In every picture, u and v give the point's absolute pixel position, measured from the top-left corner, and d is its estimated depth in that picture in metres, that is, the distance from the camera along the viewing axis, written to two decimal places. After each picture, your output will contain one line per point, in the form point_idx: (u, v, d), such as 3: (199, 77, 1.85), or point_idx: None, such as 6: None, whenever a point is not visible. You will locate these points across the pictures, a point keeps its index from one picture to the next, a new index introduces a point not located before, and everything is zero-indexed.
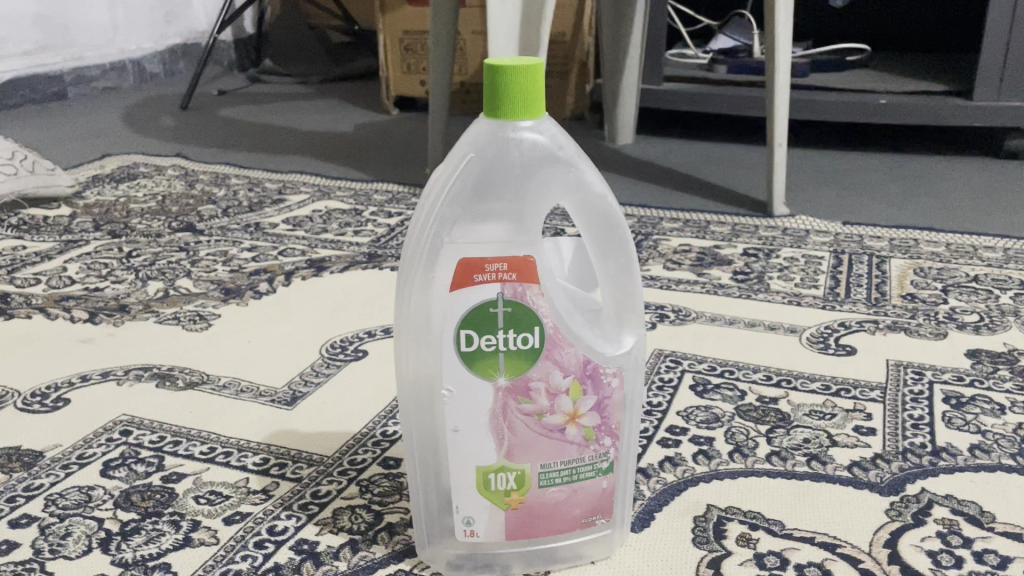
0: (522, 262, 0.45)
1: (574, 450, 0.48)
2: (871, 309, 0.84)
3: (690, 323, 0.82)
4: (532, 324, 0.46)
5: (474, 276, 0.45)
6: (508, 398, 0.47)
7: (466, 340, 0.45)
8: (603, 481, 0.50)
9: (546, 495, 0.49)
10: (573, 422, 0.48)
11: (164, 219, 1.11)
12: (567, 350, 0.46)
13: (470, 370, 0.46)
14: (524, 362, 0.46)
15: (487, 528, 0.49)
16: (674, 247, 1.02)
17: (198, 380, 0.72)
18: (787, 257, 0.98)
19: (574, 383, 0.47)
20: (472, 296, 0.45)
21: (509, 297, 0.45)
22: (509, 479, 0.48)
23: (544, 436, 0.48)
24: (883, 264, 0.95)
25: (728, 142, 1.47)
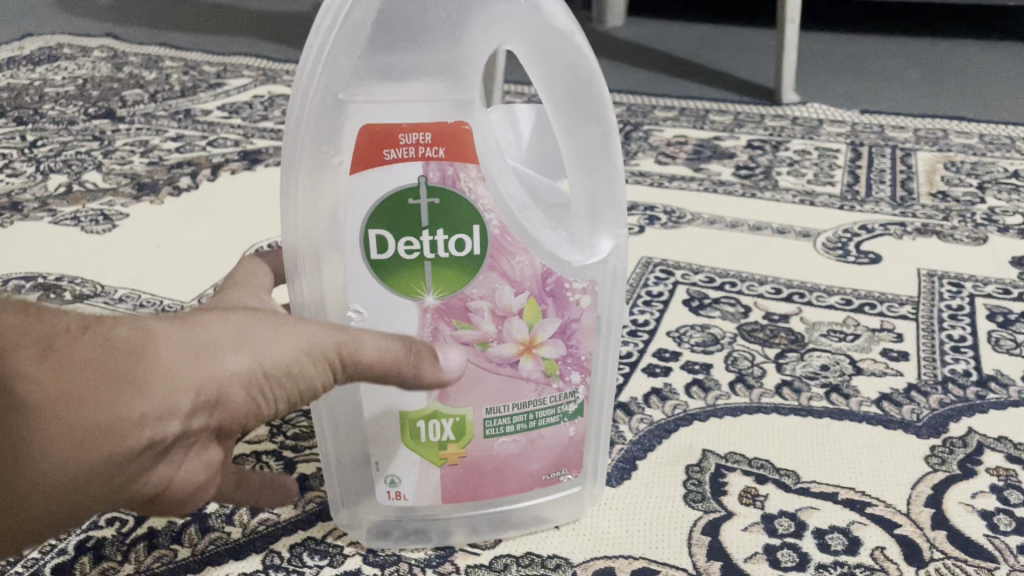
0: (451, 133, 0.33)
1: (532, 387, 0.37)
2: (896, 210, 0.72)
3: (686, 227, 0.70)
4: (469, 222, 0.34)
5: (384, 152, 0.32)
6: (439, 321, 0.35)
7: (380, 242, 0.33)
8: (571, 428, 0.38)
9: (492, 448, 0.38)
10: (529, 354, 0.36)
11: (82, 104, 0.97)
12: (519, 258, 0.35)
13: (385, 284, 0.34)
14: (460, 273, 0.34)
15: (416, 487, 0.38)
16: (667, 139, 0.88)
17: (89, 293, 0.60)
18: (798, 150, 0.85)
19: (529, 302, 0.35)
20: (384, 180, 0.33)
21: (434, 182, 0.33)
22: (444, 427, 0.37)
23: (490, 371, 0.36)
24: (909, 157, 0.82)
25: (729, 24, 1.31)
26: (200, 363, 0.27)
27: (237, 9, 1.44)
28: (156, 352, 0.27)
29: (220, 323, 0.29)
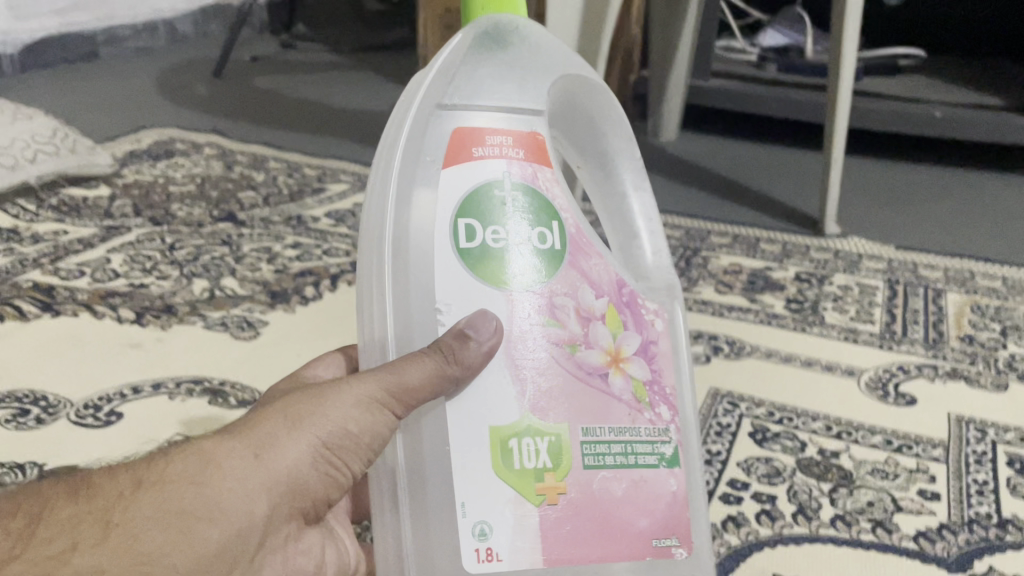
0: (530, 140, 0.46)
1: (624, 402, 0.43)
2: (929, 351, 0.83)
3: (746, 359, 0.81)
4: (548, 221, 0.45)
5: (472, 154, 0.44)
6: (530, 316, 0.42)
7: (470, 235, 0.42)
8: (669, 474, 0.43)
9: (592, 484, 0.41)
10: (615, 366, 0.43)
11: (204, 205, 1.10)
12: (594, 264, 0.45)
13: (477, 277, 0.42)
14: (545, 272, 0.43)
15: (511, 541, 0.38)
16: (724, 267, 1.00)
17: (250, 399, 0.71)
18: (841, 285, 0.96)
19: (607, 309, 0.44)
20: (478, 178, 0.44)
21: (517, 178, 0.45)
22: (540, 448, 0.40)
23: (583, 377, 0.42)
24: (939, 298, 0.93)
25: (775, 146, 1.44)
26: (268, 467, 0.35)
27: (323, 104, 1.58)
28: (216, 482, 0.34)
29: (266, 426, 0.36)
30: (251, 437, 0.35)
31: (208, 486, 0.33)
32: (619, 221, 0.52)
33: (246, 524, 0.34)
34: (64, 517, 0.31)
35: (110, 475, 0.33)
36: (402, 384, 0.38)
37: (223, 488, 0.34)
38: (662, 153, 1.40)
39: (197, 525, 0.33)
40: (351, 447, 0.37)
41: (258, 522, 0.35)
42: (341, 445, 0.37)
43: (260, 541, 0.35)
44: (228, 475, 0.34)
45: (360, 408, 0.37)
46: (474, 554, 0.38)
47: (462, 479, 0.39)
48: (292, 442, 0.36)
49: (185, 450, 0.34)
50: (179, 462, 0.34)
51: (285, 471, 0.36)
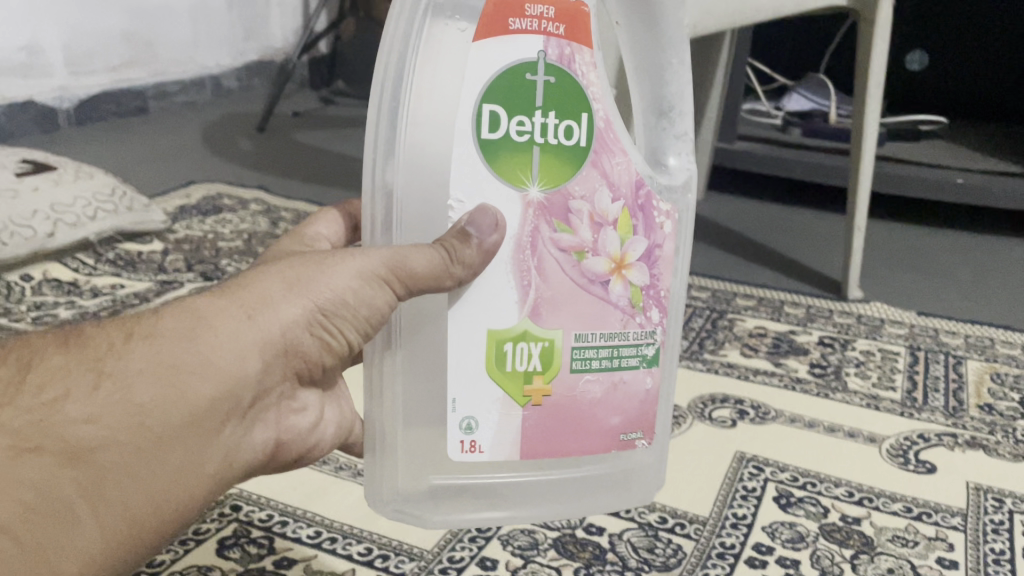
0: (571, 16, 0.48)
1: (617, 305, 0.50)
2: (949, 420, 0.85)
3: (771, 423, 0.84)
4: (577, 112, 0.48)
5: (508, 24, 0.46)
6: (541, 218, 0.47)
7: (493, 122, 0.46)
8: (645, 377, 0.51)
9: (572, 386, 0.49)
10: (618, 274, 0.49)
11: (252, 261, 1.15)
12: (617, 159, 0.49)
13: (496, 170, 0.46)
14: (563, 164, 0.47)
15: (494, 436, 0.48)
16: (750, 330, 1.04)
17: None
18: (864, 350, 0.99)
19: (622, 212, 0.49)
20: (507, 58, 0.46)
21: (552, 60, 0.47)
22: (533, 352, 0.48)
23: (582, 285, 0.49)
24: (960, 366, 0.96)
25: (799, 208, 1.48)
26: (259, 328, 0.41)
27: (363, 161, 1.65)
28: (209, 340, 0.40)
29: (266, 288, 0.42)
30: (250, 299, 0.42)
31: (200, 340, 0.40)
32: (650, 94, 0.52)
33: (233, 381, 0.41)
34: (70, 365, 0.38)
35: (121, 326, 0.40)
36: (404, 267, 0.43)
37: (215, 342, 0.40)
38: None
39: (184, 377, 0.39)
40: (343, 315, 0.43)
41: (250, 375, 0.41)
42: (333, 314, 0.43)
43: (251, 393, 0.42)
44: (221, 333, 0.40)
45: (355, 277, 0.43)
46: (460, 444, 0.48)
47: (456, 381, 0.47)
48: (286, 306, 0.42)
49: (190, 306, 0.41)
50: (179, 316, 0.40)
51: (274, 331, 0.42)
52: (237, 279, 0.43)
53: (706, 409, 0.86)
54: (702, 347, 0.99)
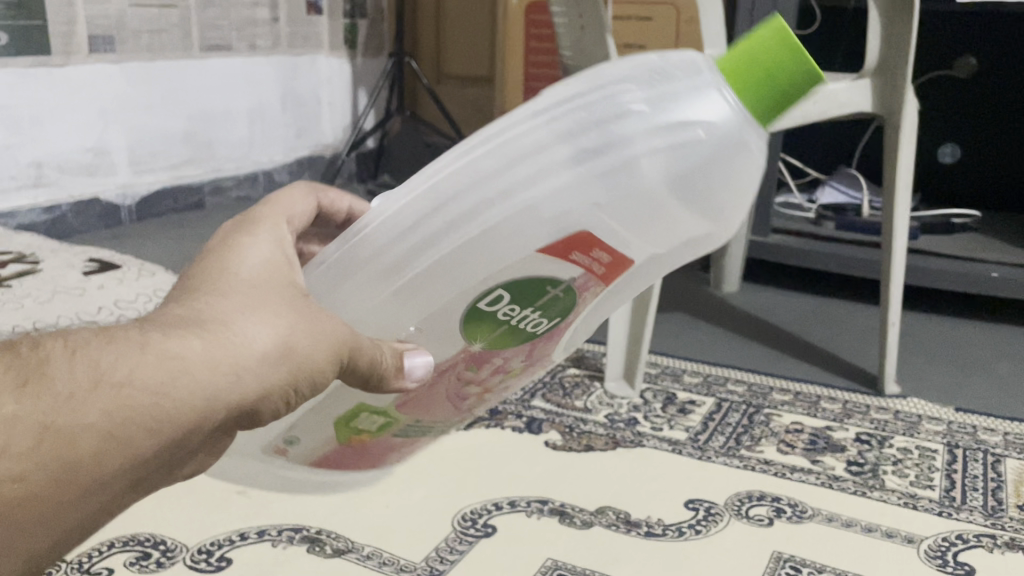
0: (617, 265, 0.49)
1: (463, 411, 0.56)
2: (988, 520, 0.85)
3: (807, 522, 0.85)
4: (555, 316, 0.50)
5: (574, 253, 0.47)
6: (462, 360, 0.51)
7: (492, 299, 0.48)
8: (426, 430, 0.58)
9: (385, 441, 0.57)
10: (486, 393, 0.55)
11: None
12: (548, 343, 0.53)
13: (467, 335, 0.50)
14: (510, 342, 0.51)
15: (307, 450, 0.57)
16: (786, 425, 1.05)
17: (345, 548, 0.78)
18: (902, 448, 1.00)
19: (519, 368, 0.54)
20: (549, 267, 0.47)
21: (574, 286, 0.48)
22: (376, 422, 0.55)
23: (451, 398, 0.54)
24: (998, 464, 0.96)
25: (834, 300, 1.50)
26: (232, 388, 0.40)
27: None
28: (192, 394, 0.39)
29: (250, 338, 0.42)
30: (226, 348, 0.40)
31: (187, 388, 0.38)
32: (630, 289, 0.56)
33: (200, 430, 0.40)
34: (20, 412, 0.35)
35: (89, 354, 0.37)
36: (355, 347, 0.45)
37: (181, 402, 0.38)
38: (724, 304, 1.47)
39: (140, 436, 0.37)
40: (304, 380, 0.44)
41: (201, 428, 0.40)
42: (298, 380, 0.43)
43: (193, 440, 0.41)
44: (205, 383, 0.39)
45: (325, 356, 0.44)
46: (275, 445, 0.56)
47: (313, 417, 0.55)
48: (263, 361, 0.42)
49: (171, 353, 0.39)
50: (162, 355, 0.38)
51: (252, 383, 0.41)
52: (223, 315, 0.42)
53: (743, 507, 0.87)
54: (739, 443, 1.00)
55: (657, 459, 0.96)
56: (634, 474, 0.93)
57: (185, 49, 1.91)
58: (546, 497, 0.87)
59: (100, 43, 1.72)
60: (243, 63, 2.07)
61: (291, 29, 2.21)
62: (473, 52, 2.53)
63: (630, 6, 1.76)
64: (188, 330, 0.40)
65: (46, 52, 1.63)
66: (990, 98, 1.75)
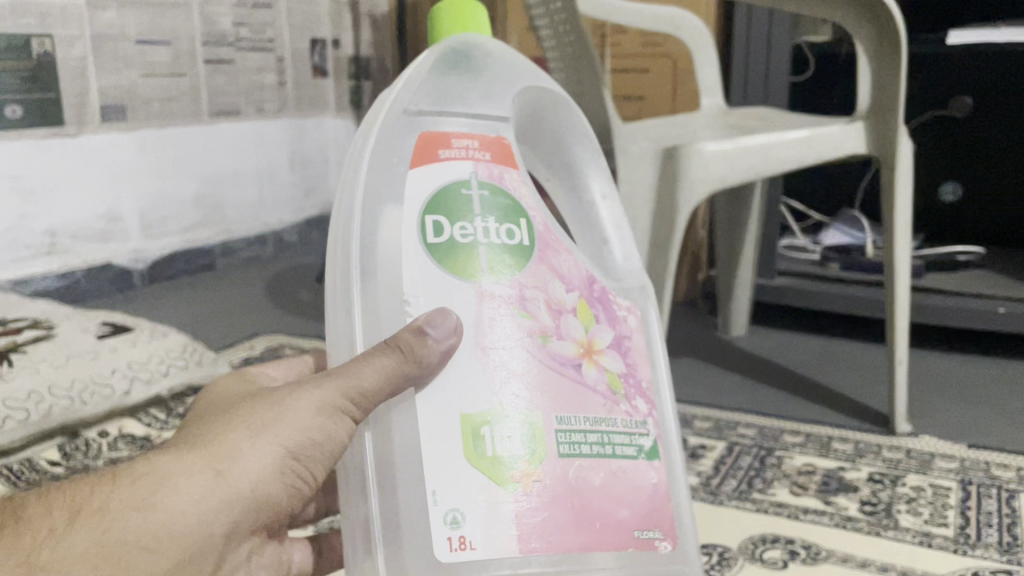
0: (495, 149, 0.55)
1: (599, 394, 0.51)
2: (1004, 556, 0.85)
3: (823, 564, 0.84)
4: (518, 218, 0.53)
5: (438, 151, 0.53)
6: (489, 299, 0.50)
7: (438, 227, 0.50)
8: (643, 471, 0.51)
9: (572, 470, 0.48)
10: (588, 358, 0.52)
11: None
12: (562, 258, 0.54)
13: (441, 264, 0.50)
14: (504, 260, 0.51)
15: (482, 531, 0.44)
16: (797, 467, 1.05)
17: None
18: (914, 486, 0.99)
19: (578, 303, 0.53)
20: (442, 172, 0.52)
21: (483, 178, 0.53)
22: (499, 436, 0.47)
23: (562, 371, 0.50)
24: (1013, 499, 0.95)
25: (842, 341, 1.50)
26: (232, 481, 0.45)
27: None
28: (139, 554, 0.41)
29: (189, 493, 0.43)
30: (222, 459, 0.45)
31: (152, 555, 0.42)
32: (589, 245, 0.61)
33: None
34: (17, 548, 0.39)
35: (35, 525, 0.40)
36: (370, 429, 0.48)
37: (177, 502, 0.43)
38: (732, 348, 1.48)
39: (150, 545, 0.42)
40: (313, 459, 0.47)
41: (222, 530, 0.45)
42: (306, 458, 0.47)
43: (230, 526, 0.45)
44: (162, 546, 0.42)
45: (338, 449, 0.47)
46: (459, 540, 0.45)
47: (430, 469, 0.45)
48: (226, 500, 0.45)
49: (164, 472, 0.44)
50: (111, 540, 0.41)
51: (218, 517, 0.44)
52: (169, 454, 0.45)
53: (757, 551, 0.87)
54: (751, 487, 1.00)
55: None
56: None
57: None
58: None
59: (113, 113, 1.79)
60: (251, 128, 2.13)
61: (299, 92, 2.29)
62: None
63: (626, 58, 1.80)
64: (126, 500, 0.42)
65: (60, 121, 1.67)
66: (984, 136, 1.77)
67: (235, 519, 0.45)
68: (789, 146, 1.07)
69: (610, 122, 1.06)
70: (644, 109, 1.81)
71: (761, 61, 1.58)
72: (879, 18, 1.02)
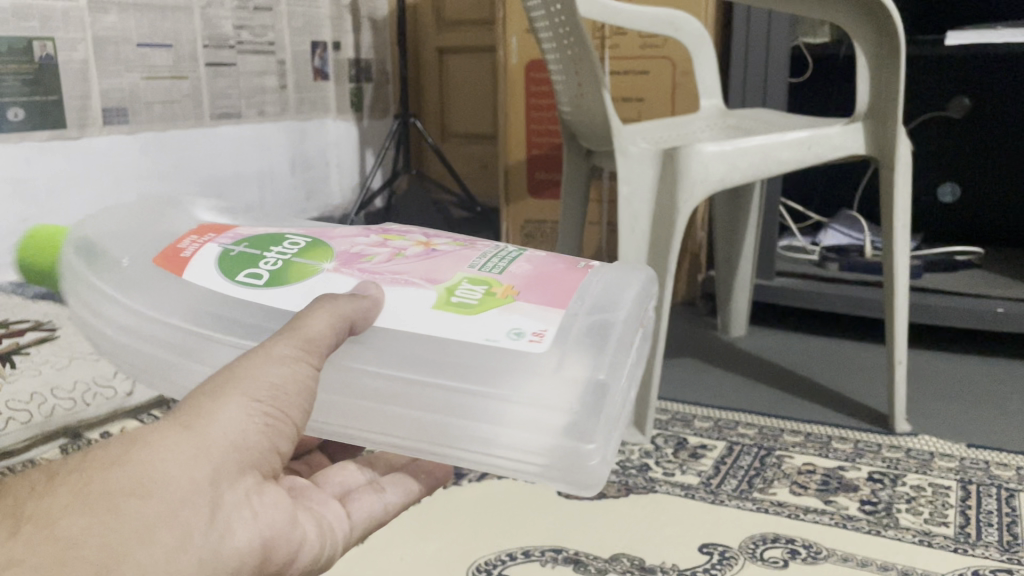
0: (210, 230, 0.60)
1: (462, 246, 0.54)
2: (1005, 555, 0.85)
3: (823, 563, 0.85)
4: (274, 241, 0.59)
5: (189, 260, 0.57)
6: (345, 268, 0.55)
7: (249, 276, 0.55)
8: (536, 252, 0.54)
9: (516, 274, 0.50)
10: (427, 245, 0.56)
11: None
12: (337, 239, 0.59)
13: (285, 281, 0.55)
14: (310, 256, 0.57)
15: (534, 319, 0.46)
16: (798, 467, 1.05)
17: None
18: (915, 485, 1.00)
19: (380, 239, 0.58)
20: (214, 263, 0.57)
21: (233, 244, 0.59)
22: (469, 289, 0.49)
23: (431, 251, 0.53)
24: (1012, 498, 0.96)
25: (842, 341, 1.51)
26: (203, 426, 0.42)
27: None
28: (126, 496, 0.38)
29: (169, 450, 0.40)
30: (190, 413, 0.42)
31: (140, 500, 0.38)
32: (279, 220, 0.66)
33: (190, 544, 0.39)
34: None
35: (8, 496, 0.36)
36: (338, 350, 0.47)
37: (153, 451, 0.40)
38: (732, 349, 1.48)
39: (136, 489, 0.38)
40: (279, 399, 0.44)
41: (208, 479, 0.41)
42: (271, 399, 0.44)
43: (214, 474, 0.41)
44: (153, 501, 0.38)
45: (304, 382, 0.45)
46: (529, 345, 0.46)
47: (456, 332, 0.47)
48: (205, 454, 0.41)
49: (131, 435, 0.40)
50: (94, 494, 0.37)
51: (201, 466, 0.41)
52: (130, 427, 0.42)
53: (758, 550, 0.87)
54: (752, 486, 1.01)
55: (669, 505, 0.96)
56: (646, 520, 0.93)
57: (196, 118, 1.97)
58: (560, 546, 0.87)
59: (115, 115, 1.78)
60: (253, 129, 2.13)
61: (299, 95, 2.30)
62: (477, 110, 2.59)
63: (626, 61, 1.82)
64: (103, 462, 0.39)
65: (62, 125, 1.68)
66: (981, 137, 1.78)
67: (219, 470, 0.41)
68: (789, 147, 1.08)
69: (609, 124, 1.06)
70: (643, 111, 1.82)
71: (759, 63, 1.58)
72: (877, 21, 1.03)
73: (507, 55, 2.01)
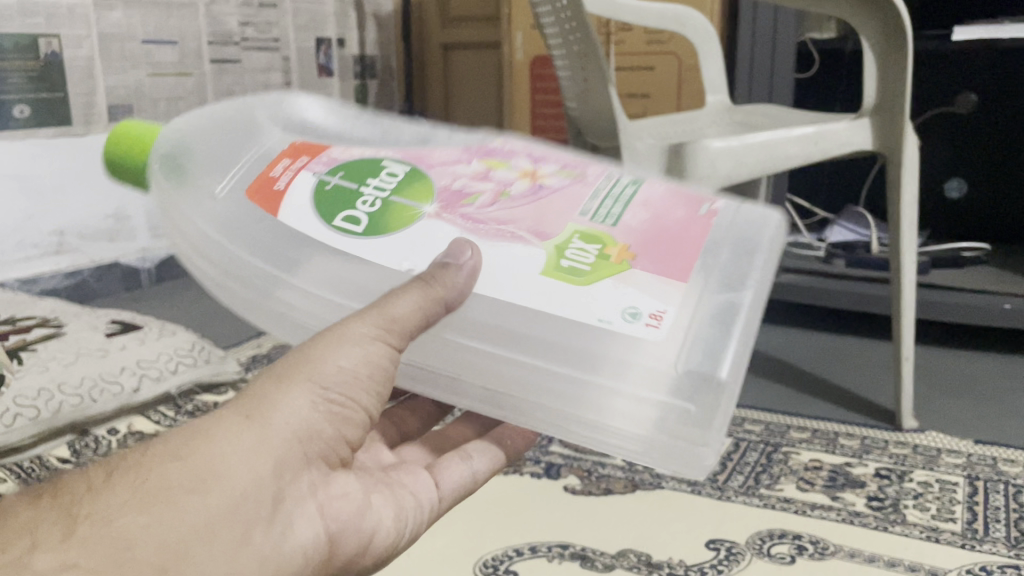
0: (297, 153, 0.54)
1: (573, 184, 0.51)
2: (1012, 551, 0.85)
3: (830, 559, 0.84)
4: (373, 164, 0.52)
5: (275, 195, 0.52)
6: (451, 211, 0.49)
7: (347, 220, 0.49)
8: (654, 186, 0.51)
9: (633, 232, 0.48)
10: (533, 178, 0.51)
11: None
12: (433, 157, 0.53)
13: (391, 228, 0.49)
14: (414, 187, 0.51)
15: (655, 299, 0.45)
16: (805, 463, 1.05)
17: None
18: (922, 482, 0.99)
19: (482, 163, 0.53)
20: (304, 198, 0.51)
21: (325, 172, 0.52)
22: (584, 250, 0.47)
23: (538, 197, 0.50)
24: (1020, 494, 0.95)
25: (849, 338, 1.50)
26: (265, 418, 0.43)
27: None
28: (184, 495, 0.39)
29: (232, 442, 0.41)
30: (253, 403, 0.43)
31: (200, 496, 0.39)
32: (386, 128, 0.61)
33: (248, 542, 0.40)
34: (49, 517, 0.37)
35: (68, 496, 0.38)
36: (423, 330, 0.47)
37: (215, 446, 0.41)
38: None
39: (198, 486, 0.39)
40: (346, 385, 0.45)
41: (271, 472, 0.42)
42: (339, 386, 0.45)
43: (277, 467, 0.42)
44: (213, 497, 0.39)
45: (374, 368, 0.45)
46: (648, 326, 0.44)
47: (569, 307, 0.45)
48: (267, 445, 0.42)
49: (194, 429, 0.42)
50: (153, 492, 0.38)
51: (264, 459, 0.42)
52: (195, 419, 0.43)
53: (764, 545, 0.87)
54: (758, 483, 1.00)
55: (674, 500, 0.96)
56: (652, 516, 0.93)
57: None
58: (566, 542, 0.87)
59: (118, 112, 1.78)
60: None
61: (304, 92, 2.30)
62: (482, 107, 2.59)
63: (632, 57, 1.82)
64: (163, 457, 0.40)
65: (68, 122, 1.69)
66: (988, 132, 1.77)
67: (283, 461, 0.42)
68: (796, 142, 1.07)
69: (616, 120, 1.06)
70: (649, 107, 1.82)
71: (765, 57, 1.58)
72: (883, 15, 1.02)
73: (511, 52, 2.00)
